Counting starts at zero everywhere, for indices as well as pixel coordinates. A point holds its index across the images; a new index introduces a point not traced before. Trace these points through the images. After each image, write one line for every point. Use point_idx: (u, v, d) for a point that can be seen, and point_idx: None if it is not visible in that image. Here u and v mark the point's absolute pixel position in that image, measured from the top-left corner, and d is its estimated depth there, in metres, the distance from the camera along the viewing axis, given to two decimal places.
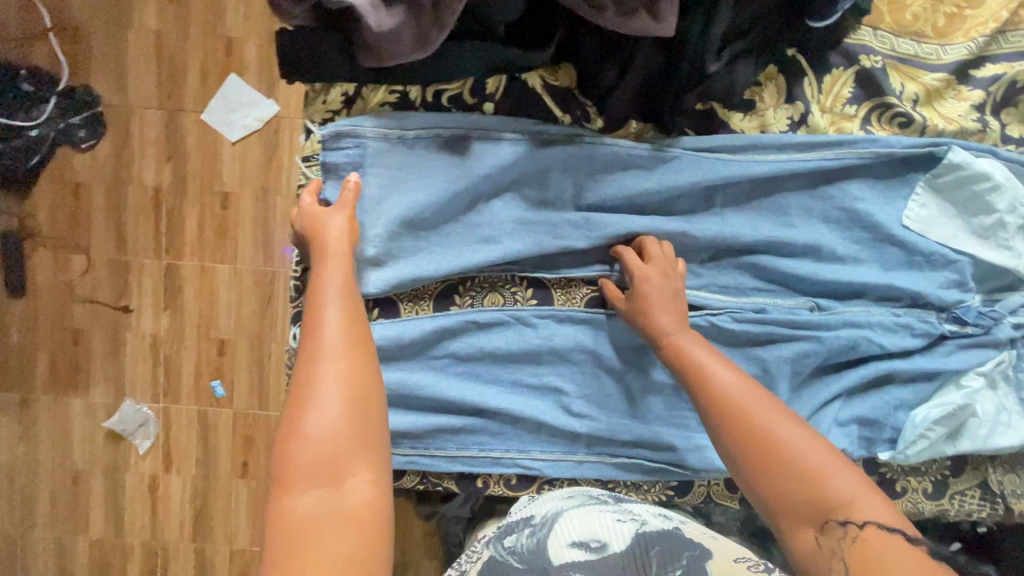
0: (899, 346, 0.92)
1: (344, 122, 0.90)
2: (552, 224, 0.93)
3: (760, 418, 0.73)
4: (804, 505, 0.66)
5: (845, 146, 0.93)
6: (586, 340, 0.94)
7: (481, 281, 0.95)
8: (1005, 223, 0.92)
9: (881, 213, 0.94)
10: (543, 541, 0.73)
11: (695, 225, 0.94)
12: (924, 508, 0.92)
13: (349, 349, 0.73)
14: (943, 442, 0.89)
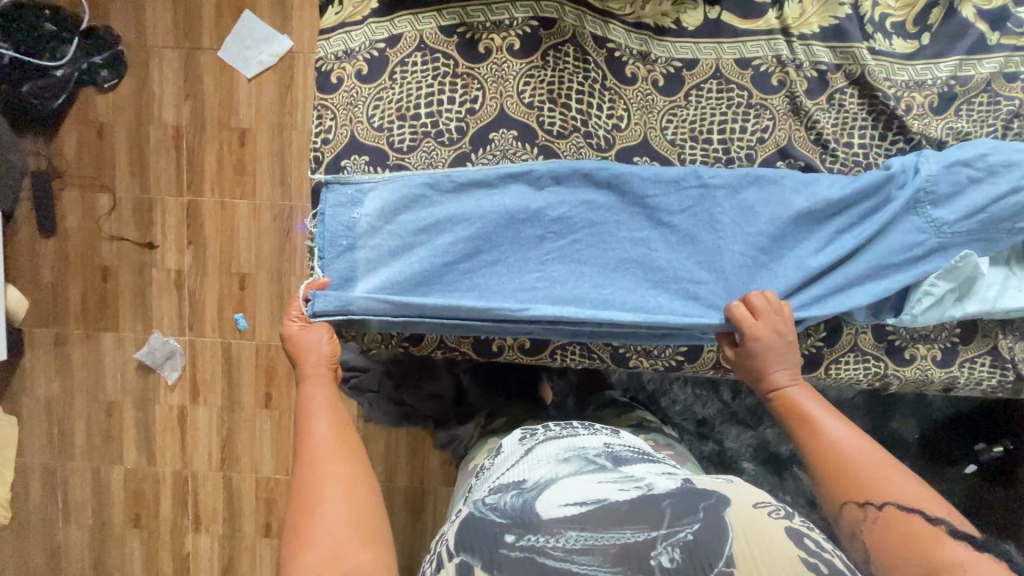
0: (915, 215, 0.80)
1: (331, 297, 0.80)
2: (565, 93, 0.84)
3: (839, 442, 0.69)
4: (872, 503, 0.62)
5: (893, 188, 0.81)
6: (624, 207, 0.83)
7: (495, 145, 0.84)
8: (982, 153, 0.78)
9: (890, 83, 0.84)
10: (533, 504, 0.61)
11: (755, 209, 0.82)
12: (932, 376, 0.84)
13: (339, 452, 0.69)
14: (951, 305, 0.81)
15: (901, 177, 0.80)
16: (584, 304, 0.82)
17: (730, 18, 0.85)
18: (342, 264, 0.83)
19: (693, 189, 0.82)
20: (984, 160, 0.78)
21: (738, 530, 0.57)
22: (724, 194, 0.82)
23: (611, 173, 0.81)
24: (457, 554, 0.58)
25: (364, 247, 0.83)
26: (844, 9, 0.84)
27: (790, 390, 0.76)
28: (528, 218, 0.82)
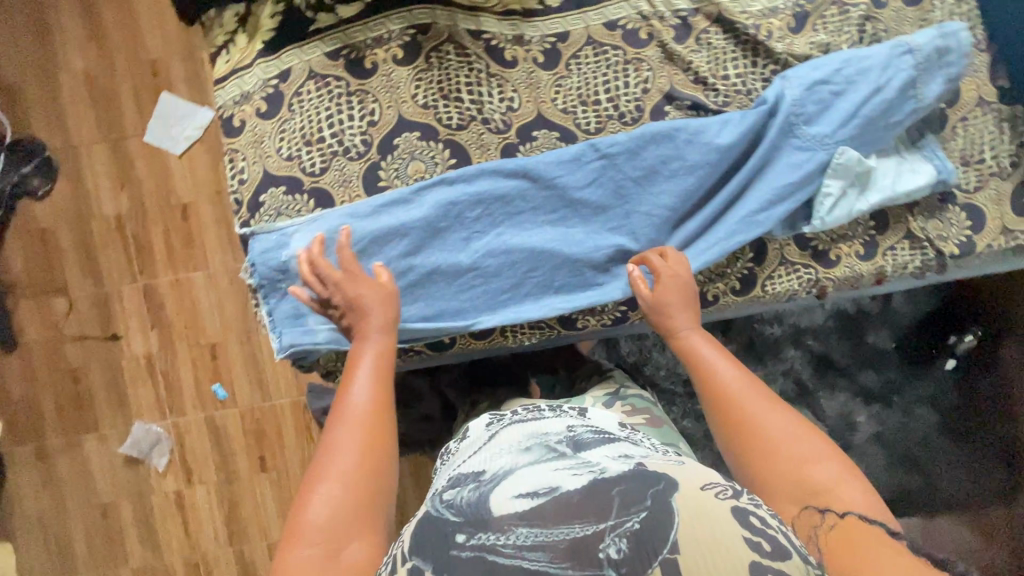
0: (803, 134, 0.80)
1: (295, 332, 0.78)
2: (455, 86, 0.81)
3: (734, 389, 0.70)
4: (794, 486, 0.61)
5: (795, 110, 0.79)
6: (544, 188, 0.80)
7: (401, 150, 0.81)
8: (838, 66, 0.80)
9: (747, 18, 0.84)
10: (486, 496, 0.57)
11: (668, 157, 0.79)
12: (861, 271, 0.88)
13: (361, 455, 0.63)
14: (857, 199, 0.83)
15: (796, 96, 0.79)
16: (520, 293, 0.82)
17: None
18: (286, 307, 0.78)
19: (595, 163, 0.80)
20: (843, 72, 0.80)
21: (683, 516, 0.52)
22: (627, 159, 0.80)
23: (518, 164, 0.80)
24: (409, 557, 0.55)
25: (301, 286, 0.78)
26: None
27: (699, 349, 0.74)
28: (452, 221, 0.79)
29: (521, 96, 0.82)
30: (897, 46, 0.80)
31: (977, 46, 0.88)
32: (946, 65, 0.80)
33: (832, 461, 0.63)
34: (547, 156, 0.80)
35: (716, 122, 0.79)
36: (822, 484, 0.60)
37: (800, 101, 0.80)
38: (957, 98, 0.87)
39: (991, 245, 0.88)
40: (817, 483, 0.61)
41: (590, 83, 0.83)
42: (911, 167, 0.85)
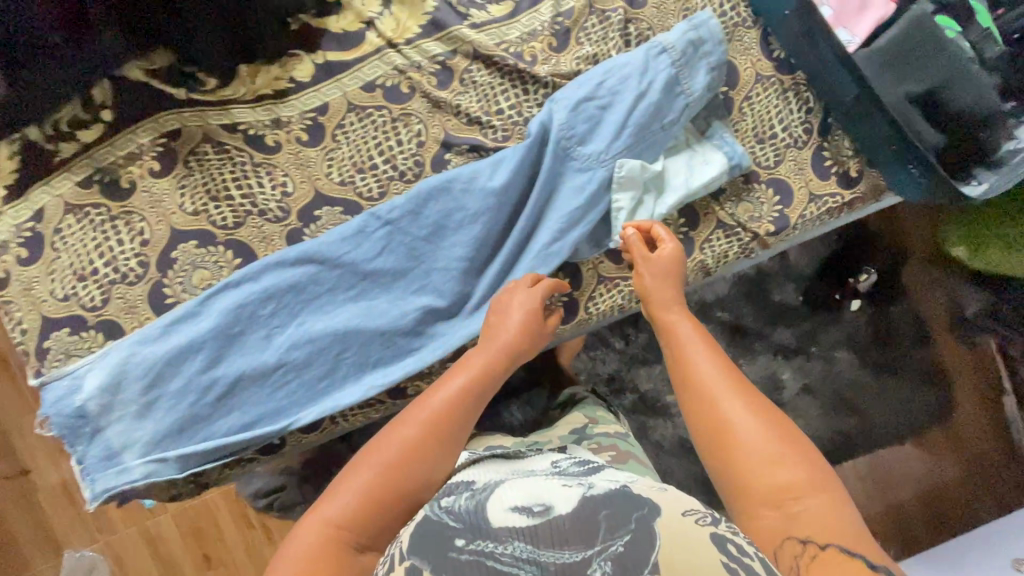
0: (579, 155, 0.79)
1: (106, 476, 0.75)
2: (221, 186, 0.78)
3: (707, 372, 0.68)
4: (772, 507, 0.57)
5: (567, 134, 0.78)
6: (336, 270, 0.78)
7: (181, 262, 0.78)
8: (597, 81, 0.79)
9: (505, 49, 0.83)
10: (483, 506, 0.54)
11: (446, 211, 0.78)
12: (681, 271, 0.87)
13: (433, 428, 0.66)
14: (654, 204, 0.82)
15: (563, 120, 0.78)
16: (336, 378, 0.80)
17: (333, 56, 0.80)
18: (92, 451, 0.75)
19: (380, 231, 0.78)
20: (603, 85, 0.79)
21: (664, 540, 0.50)
22: (408, 221, 0.78)
23: (300, 252, 0.78)
24: (407, 557, 0.51)
25: (104, 425, 0.75)
26: (429, 5, 0.81)
27: (677, 327, 0.74)
28: (246, 323, 0.77)
29: (294, 178, 0.80)
30: (651, 47, 0.79)
31: (745, 23, 0.87)
32: (705, 55, 0.79)
33: (813, 457, 0.60)
34: (329, 235, 0.78)
35: (489, 164, 0.78)
36: (801, 507, 0.56)
37: (569, 123, 0.78)
38: (736, 78, 0.87)
39: (803, 215, 0.89)
40: (783, 492, 0.57)
41: (361, 148, 0.81)
42: (705, 158, 0.84)
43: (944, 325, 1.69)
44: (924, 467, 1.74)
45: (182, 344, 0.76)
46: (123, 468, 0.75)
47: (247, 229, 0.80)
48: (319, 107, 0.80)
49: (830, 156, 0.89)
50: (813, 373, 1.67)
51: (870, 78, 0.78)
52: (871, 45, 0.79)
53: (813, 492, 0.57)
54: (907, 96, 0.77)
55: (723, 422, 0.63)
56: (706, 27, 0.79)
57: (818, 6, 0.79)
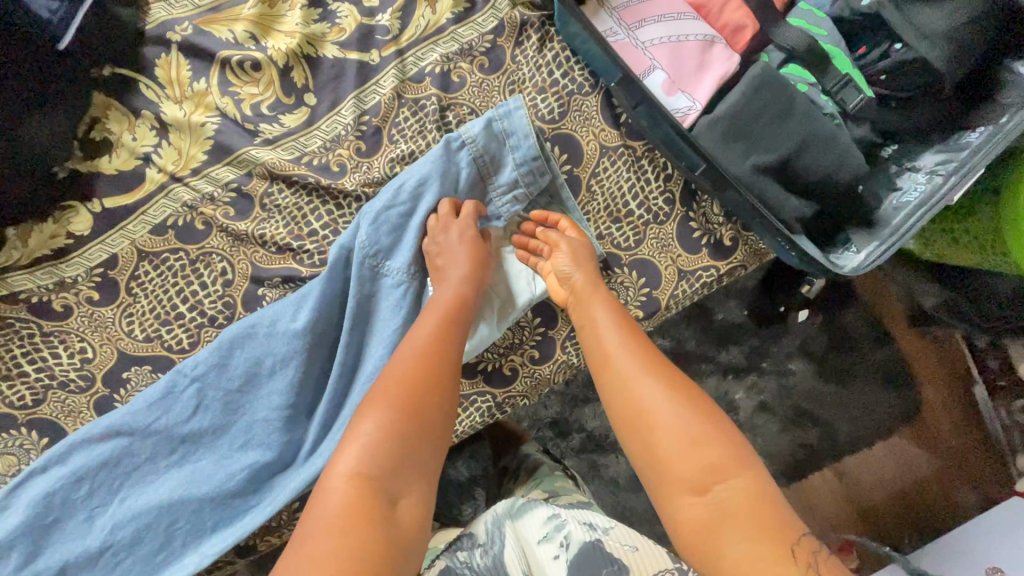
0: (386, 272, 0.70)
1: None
2: (11, 363, 0.71)
3: (619, 361, 0.60)
4: (690, 491, 0.51)
5: (374, 250, 0.69)
6: (152, 436, 0.71)
7: None
8: (398, 188, 0.70)
9: (306, 163, 0.73)
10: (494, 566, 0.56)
11: (260, 359, 0.71)
12: (543, 375, 0.79)
13: (427, 363, 0.58)
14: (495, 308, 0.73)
15: (365, 238, 0.69)
16: (174, 549, 0.72)
17: (112, 201, 0.72)
18: None
19: (189, 390, 0.71)
20: (403, 189, 0.70)
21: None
22: (216, 376, 0.71)
23: (105, 426, 0.70)
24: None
25: None
26: (209, 128, 0.72)
27: (593, 310, 0.65)
28: (62, 509, 0.70)
29: (92, 340, 0.72)
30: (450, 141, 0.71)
31: (582, 89, 0.76)
32: (511, 148, 0.72)
33: (744, 446, 0.52)
34: (136, 401, 0.71)
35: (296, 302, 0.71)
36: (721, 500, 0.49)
37: (374, 239, 0.70)
38: (578, 154, 0.76)
39: (676, 295, 0.78)
40: (710, 487, 0.50)
41: (162, 297, 0.73)
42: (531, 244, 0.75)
43: (900, 321, 1.18)
44: (896, 461, 1.15)
45: None
46: None
47: (48, 403, 0.72)
48: (107, 259, 0.72)
49: (698, 226, 0.78)
50: (769, 389, 1.16)
51: (711, 153, 0.68)
52: (713, 111, 0.69)
53: (739, 490, 0.50)
54: (756, 168, 0.67)
55: (641, 414, 0.56)
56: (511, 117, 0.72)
57: (648, 74, 0.69)
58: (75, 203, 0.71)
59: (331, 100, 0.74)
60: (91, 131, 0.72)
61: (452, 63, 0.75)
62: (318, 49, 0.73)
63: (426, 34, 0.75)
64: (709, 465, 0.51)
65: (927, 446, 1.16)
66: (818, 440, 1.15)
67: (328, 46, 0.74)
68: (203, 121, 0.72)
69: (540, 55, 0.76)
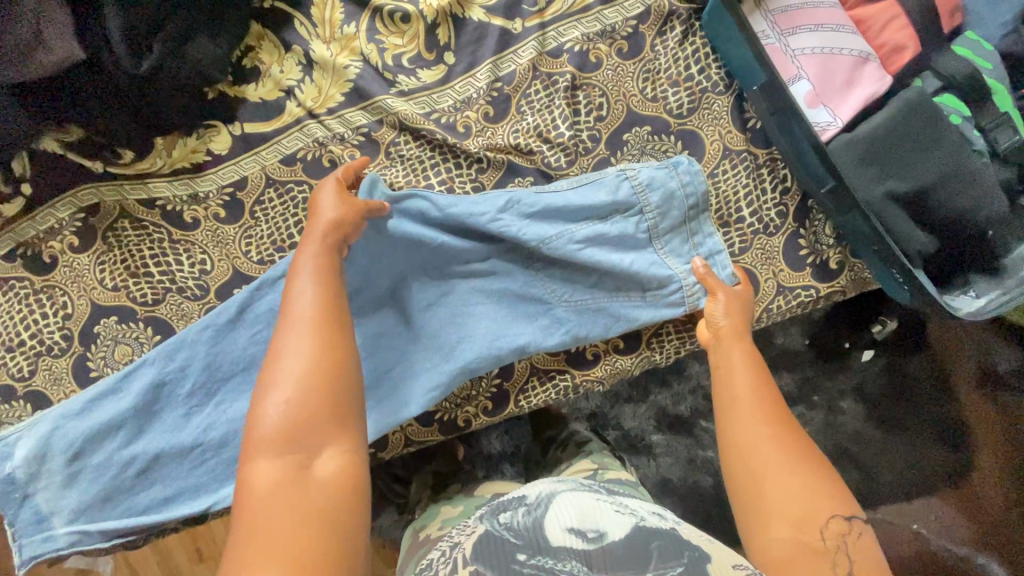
0: (510, 263, 0.73)
1: (33, 542, 0.74)
2: (140, 262, 0.77)
3: (744, 392, 0.63)
4: (787, 525, 0.52)
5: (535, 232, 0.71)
6: (252, 351, 0.76)
7: (103, 337, 0.77)
8: (566, 199, 0.72)
9: (435, 119, 0.75)
10: (541, 524, 0.48)
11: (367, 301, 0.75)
12: (623, 364, 0.80)
13: (319, 327, 0.56)
14: (615, 304, 0.74)
15: (534, 227, 0.71)
16: None
17: (252, 126, 0.76)
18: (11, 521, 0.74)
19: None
20: (578, 202, 0.72)
21: None
22: None
23: (213, 335, 0.76)
24: (470, 562, 0.45)
25: (26, 494, 0.74)
26: (351, 71, 0.75)
27: (731, 356, 0.67)
28: (165, 400, 0.76)
29: (212, 254, 0.77)
30: (618, 177, 0.73)
31: (716, 88, 0.76)
32: (674, 171, 0.73)
33: (853, 510, 0.53)
34: (241, 299, 0.76)
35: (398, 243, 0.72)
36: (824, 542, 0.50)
37: (538, 226, 0.71)
38: (700, 153, 0.76)
39: (770, 309, 0.77)
40: (816, 528, 0.51)
41: (279, 223, 0.77)
42: (665, 275, 0.73)
43: (968, 380, 1.12)
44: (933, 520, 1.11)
45: (104, 418, 0.75)
46: (42, 539, 0.74)
47: (164, 305, 0.77)
48: (238, 180, 0.76)
49: (807, 245, 0.77)
50: (816, 422, 1.13)
51: (843, 173, 0.66)
52: (853, 130, 0.67)
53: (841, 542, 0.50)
54: (888, 196, 0.66)
55: (758, 450, 0.58)
56: (688, 163, 0.74)
57: (793, 82, 0.68)
58: (217, 124, 0.76)
59: (467, 62, 0.75)
60: (244, 58, 0.75)
61: (591, 43, 0.76)
62: (464, 11, 0.75)
63: (571, 11, 0.75)
64: (817, 508, 0.52)
65: (968, 511, 1.11)
66: (858, 484, 1.12)
67: (476, 8, 0.75)
68: (347, 64, 0.75)
69: (680, 48, 0.76)
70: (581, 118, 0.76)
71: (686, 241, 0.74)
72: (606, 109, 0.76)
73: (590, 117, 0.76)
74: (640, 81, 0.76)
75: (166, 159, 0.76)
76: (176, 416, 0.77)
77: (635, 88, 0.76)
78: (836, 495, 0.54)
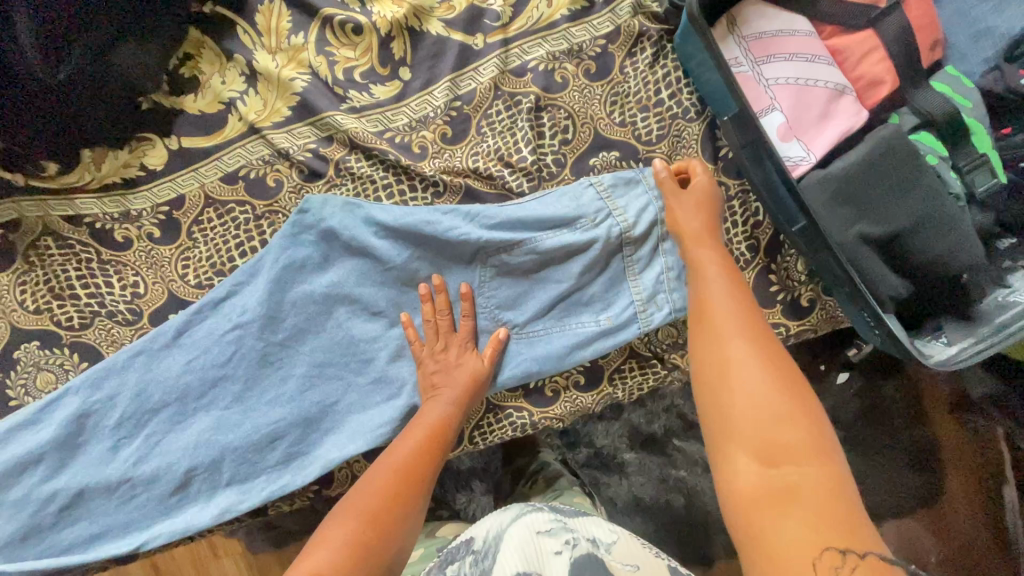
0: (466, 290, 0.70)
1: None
2: (65, 283, 0.71)
3: (721, 309, 0.58)
4: (752, 458, 0.47)
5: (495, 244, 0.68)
6: (187, 382, 0.71)
7: (24, 363, 0.71)
8: (530, 213, 0.68)
9: (388, 138, 0.71)
10: (489, 568, 0.52)
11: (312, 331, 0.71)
12: (584, 402, 0.76)
13: (405, 488, 0.57)
14: (578, 331, 0.70)
15: (496, 239, 0.68)
16: (190, 494, 0.72)
17: (189, 140, 0.70)
18: None
19: (229, 334, 0.70)
20: (541, 219, 0.68)
21: None
22: (262, 329, 0.70)
23: (145, 363, 0.70)
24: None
25: None
26: (298, 84, 0.70)
27: (709, 270, 0.62)
28: (91, 433, 0.71)
29: (145, 276, 0.72)
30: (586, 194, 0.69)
31: (687, 115, 0.72)
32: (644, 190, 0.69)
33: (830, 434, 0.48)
34: (177, 323, 0.70)
35: (361, 257, 0.70)
36: (792, 473, 0.45)
37: (499, 240, 0.68)
38: None
39: None
40: (786, 455, 0.46)
41: (219, 246, 0.71)
42: (627, 302, 0.70)
43: (941, 405, 1.07)
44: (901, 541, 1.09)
45: (21, 453, 0.69)
46: None
47: (91, 330, 0.72)
48: (174, 197, 0.71)
49: (777, 281, 0.74)
50: None
51: (815, 212, 0.63)
52: (827, 167, 0.64)
53: (810, 470, 0.45)
54: (860, 238, 0.62)
55: (728, 369, 0.53)
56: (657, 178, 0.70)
57: (765, 114, 0.64)
58: (152, 136, 0.70)
59: (424, 78, 0.71)
60: (183, 67, 0.70)
61: (558, 62, 0.71)
62: (422, 25, 0.70)
63: (536, 27, 0.71)
64: (785, 432, 0.47)
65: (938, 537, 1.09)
66: None
67: (435, 21, 0.70)
68: (294, 77, 0.70)
69: (650, 71, 0.71)
70: (546, 141, 0.72)
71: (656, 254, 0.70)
72: (572, 133, 0.72)
73: (554, 141, 0.72)
74: (608, 103, 0.72)
75: (97, 173, 0.70)
76: (103, 450, 0.71)
77: (602, 112, 0.72)
78: (808, 420, 0.49)
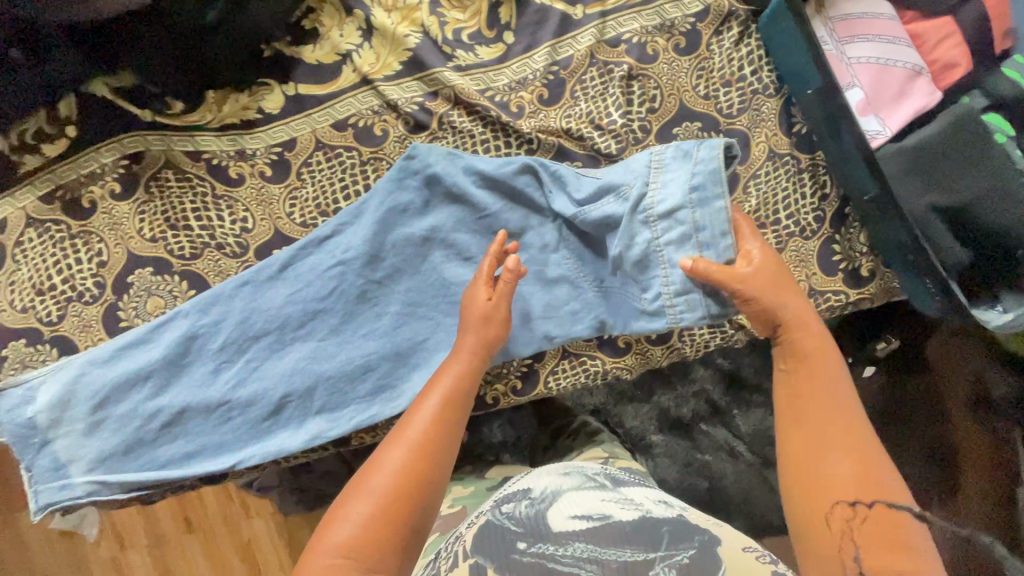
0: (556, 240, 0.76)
1: (50, 490, 0.74)
2: (181, 215, 0.76)
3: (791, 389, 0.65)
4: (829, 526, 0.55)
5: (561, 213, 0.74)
6: (288, 312, 0.76)
7: (137, 287, 0.76)
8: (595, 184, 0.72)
9: (490, 96, 0.76)
10: (545, 513, 0.58)
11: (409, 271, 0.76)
12: (653, 355, 0.81)
13: (418, 458, 0.59)
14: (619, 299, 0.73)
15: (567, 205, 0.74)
16: (280, 420, 0.77)
17: (306, 88, 0.76)
18: (35, 466, 0.74)
19: (332, 269, 0.75)
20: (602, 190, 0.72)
21: (727, 567, 0.54)
22: (363, 266, 0.75)
23: (251, 292, 0.76)
24: (470, 555, 0.55)
25: (47, 439, 0.73)
26: (411, 41, 0.75)
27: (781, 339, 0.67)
28: (196, 355, 0.76)
29: (254, 212, 0.77)
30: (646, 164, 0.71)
31: (766, 90, 0.77)
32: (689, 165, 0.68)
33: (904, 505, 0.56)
34: (283, 257, 0.75)
35: (461, 203, 0.75)
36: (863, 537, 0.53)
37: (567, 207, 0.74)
38: (745, 154, 0.78)
39: None
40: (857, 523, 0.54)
41: (325, 188, 0.77)
42: (653, 284, 0.70)
43: None
44: None
45: (132, 368, 0.74)
46: (60, 486, 0.74)
47: (200, 260, 0.77)
48: (287, 140, 0.76)
49: (840, 251, 0.79)
50: None
51: (890, 179, 0.69)
52: (902, 140, 0.70)
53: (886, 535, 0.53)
54: (931, 207, 0.68)
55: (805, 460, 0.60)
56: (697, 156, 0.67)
57: (847, 89, 0.70)
58: (271, 82, 0.76)
59: (526, 43, 0.76)
60: (304, 19, 0.75)
61: (650, 36, 0.77)
62: None
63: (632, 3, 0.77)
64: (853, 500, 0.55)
65: None
66: None
67: None
68: (407, 33, 0.75)
69: (735, 48, 0.77)
70: (634, 107, 0.77)
71: (689, 239, 0.68)
72: (659, 101, 0.77)
73: (642, 108, 0.77)
74: (694, 76, 0.77)
75: (217, 113, 0.75)
76: (205, 371, 0.76)
77: (688, 84, 0.77)
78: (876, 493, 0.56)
